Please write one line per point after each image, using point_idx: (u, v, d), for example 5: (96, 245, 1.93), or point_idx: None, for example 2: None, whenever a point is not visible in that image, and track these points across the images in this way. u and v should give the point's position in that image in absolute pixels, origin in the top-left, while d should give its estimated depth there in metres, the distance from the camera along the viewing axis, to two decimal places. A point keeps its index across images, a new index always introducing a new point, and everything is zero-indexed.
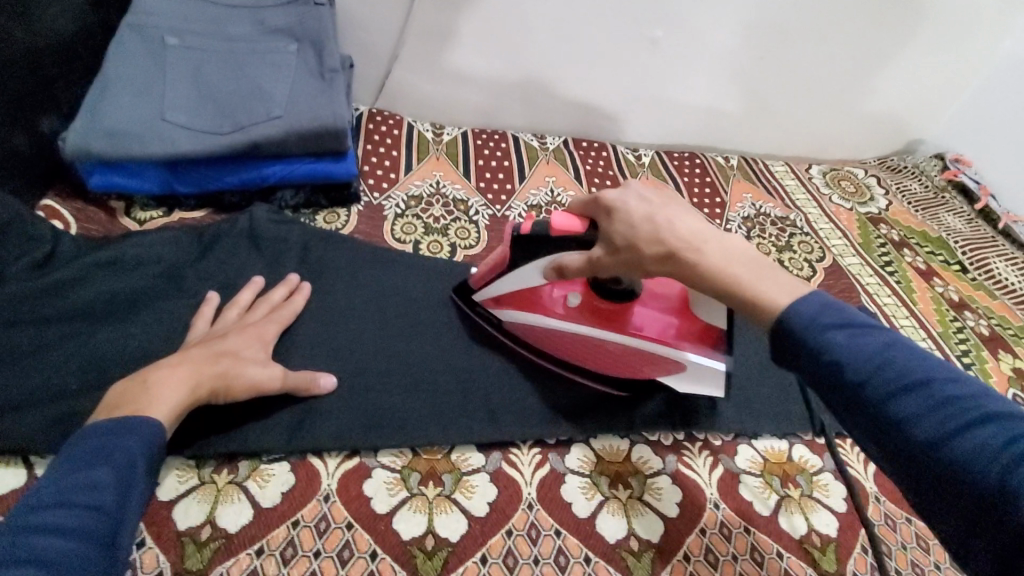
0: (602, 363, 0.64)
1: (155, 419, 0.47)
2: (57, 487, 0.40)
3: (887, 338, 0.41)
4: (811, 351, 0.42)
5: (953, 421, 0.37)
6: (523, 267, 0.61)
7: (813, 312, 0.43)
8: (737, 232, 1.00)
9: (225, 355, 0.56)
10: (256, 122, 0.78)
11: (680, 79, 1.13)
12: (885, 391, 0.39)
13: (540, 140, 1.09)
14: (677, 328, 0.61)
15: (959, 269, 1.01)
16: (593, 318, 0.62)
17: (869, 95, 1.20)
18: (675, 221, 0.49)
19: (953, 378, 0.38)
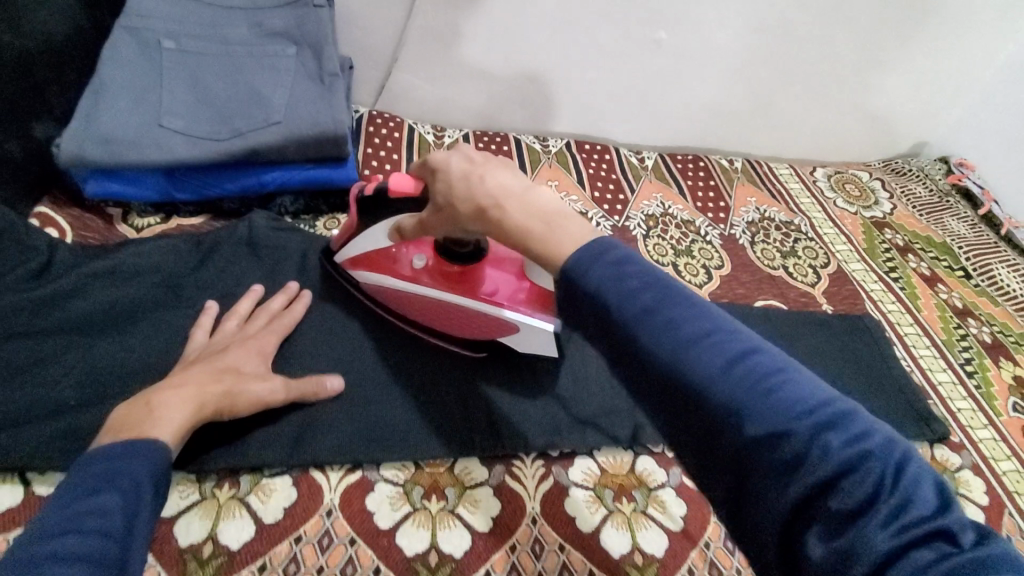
0: (451, 325, 0.65)
1: (160, 442, 0.46)
2: (63, 515, 0.38)
3: (652, 274, 0.36)
4: (592, 307, 0.36)
5: (715, 360, 0.33)
6: (369, 229, 0.62)
7: (587, 252, 0.37)
8: (741, 237, 0.99)
9: (228, 371, 0.55)
10: (255, 128, 0.78)
11: (684, 81, 1.12)
12: (650, 332, 0.34)
13: (543, 143, 1.08)
14: (522, 293, 0.62)
15: (962, 275, 1.01)
16: (437, 282, 0.63)
17: (876, 97, 1.20)
18: (482, 181, 0.42)
19: (713, 316, 0.35)
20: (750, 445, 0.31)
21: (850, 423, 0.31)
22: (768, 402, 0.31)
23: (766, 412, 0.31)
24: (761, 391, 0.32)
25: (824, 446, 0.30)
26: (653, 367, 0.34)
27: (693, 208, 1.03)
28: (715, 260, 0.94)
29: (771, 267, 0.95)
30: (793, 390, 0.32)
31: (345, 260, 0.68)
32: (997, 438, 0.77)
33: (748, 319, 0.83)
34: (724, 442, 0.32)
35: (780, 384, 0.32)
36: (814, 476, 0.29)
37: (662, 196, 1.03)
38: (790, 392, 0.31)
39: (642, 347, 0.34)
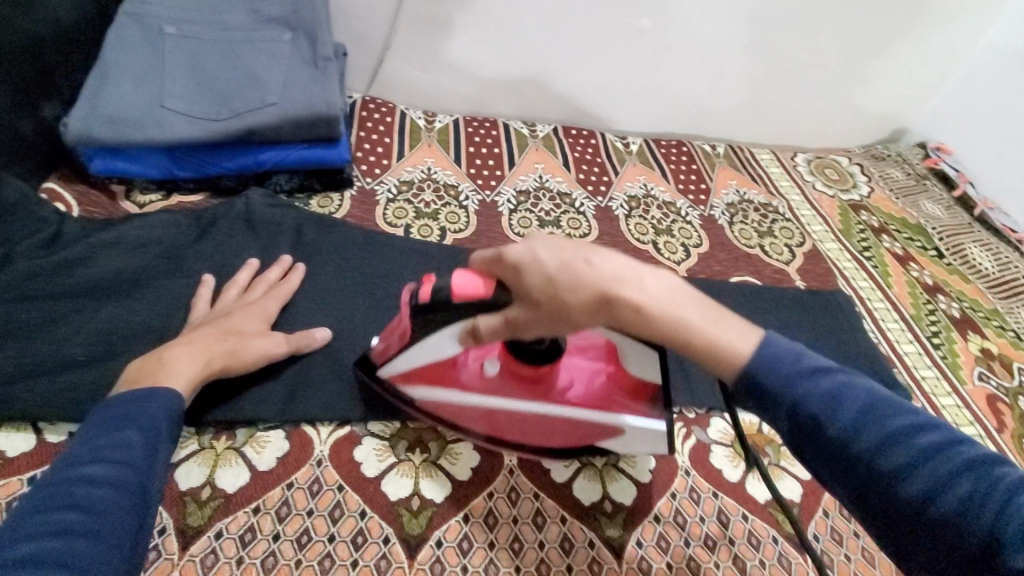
0: (535, 435, 0.59)
1: (173, 389, 0.51)
2: (92, 445, 0.44)
3: (862, 390, 0.42)
4: (789, 399, 0.42)
5: (936, 470, 0.37)
6: (431, 341, 0.54)
7: (784, 367, 0.43)
8: (721, 218, 1.03)
9: (231, 331, 0.60)
10: (252, 110, 0.81)
11: (668, 69, 1.15)
12: (868, 442, 0.40)
13: (531, 128, 1.12)
14: (617, 388, 0.57)
15: (935, 254, 1.04)
16: (520, 388, 0.57)
17: (856, 84, 1.23)
18: (588, 269, 0.43)
19: (933, 429, 0.39)
20: (965, 522, 0.36)
21: None
22: (976, 482, 0.36)
23: (976, 492, 0.36)
24: (967, 486, 0.36)
25: None
26: (859, 452, 0.40)
27: (674, 189, 1.06)
28: (694, 239, 0.98)
29: (748, 246, 0.98)
30: (999, 472, 0.36)
31: (395, 379, 0.58)
32: (960, 405, 0.81)
33: (722, 293, 0.87)
34: (941, 522, 0.36)
35: (983, 466, 0.37)
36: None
37: (645, 178, 1.07)
38: (995, 475, 0.36)
39: (844, 435, 0.40)
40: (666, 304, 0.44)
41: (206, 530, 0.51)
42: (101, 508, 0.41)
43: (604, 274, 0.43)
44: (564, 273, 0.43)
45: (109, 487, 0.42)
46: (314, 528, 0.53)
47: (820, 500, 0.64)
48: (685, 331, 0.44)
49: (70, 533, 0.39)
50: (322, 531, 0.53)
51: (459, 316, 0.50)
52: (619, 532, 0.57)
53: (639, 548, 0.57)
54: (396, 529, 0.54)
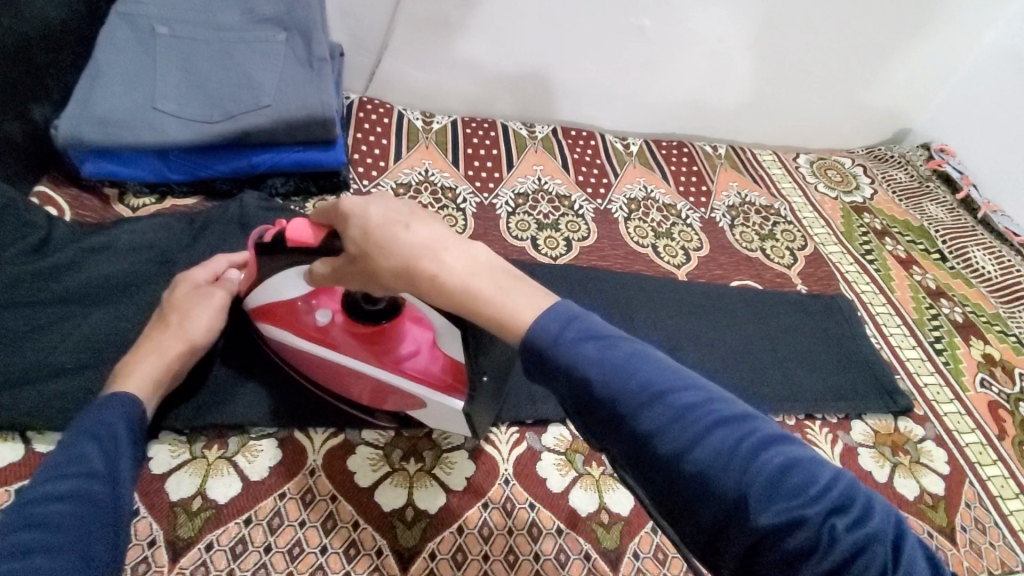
0: (354, 390, 0.58)
1: (126, 392, 0.51)
2: (55, 462, 0.44)
3: (630, 345, 0.38)
4: (560, 363, 0.38)
5: (693, 430, 0.35)
6: (279, 275, 0.57)
7: (558, 326, 0.38)
8: (722, 220, 1.02)
9: (171, 319, 0.57)
10: (246, 111, 0.80)
11: (669, 68, 1.14)
12: (633, 404, 0.36)
13: (529, 129, 1.11)
14: (427, 364, 0.55)
15: (938, 258, 1.03)
16: (345, 340, 0.57)
17: (861, 84, 1.21)
18: (399, 232, 0.42)
19: (692, 385, 0.37)
20: (714, 482, 0.34)
21: (794, 449, 0.35)
22: (727, 441, 0.34)
23: (727, 450, 0.34)
24: (722, 444, 0.34)
25: (813, 515, 0.32)
26: (621, 412, 0.36)
27: (675, 192, 1.05)
28: (694, 242, 0.97)
29: (748, 249, 0.97)
30: (747, 427, 0.35)
31: (251, 310, 0.61)
32: (962, 412, 0.80)
33: (722, 298, 0.86)
34: (693, 485, 0.34)
35: (733, 420, 0.35)
36: (783, 509, 0.33)
37: (646, 180, 1.06)
38: (741, 428, 0.35)
39: (608, 395, 0.36)
40: (465, 275, 0.41)
41: (197, 542, 0.51)
42: (69, 524, 0.41)
43: (406, 240, 0.42)
44: (371, 233, 0.43)
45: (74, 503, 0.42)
46: (306, 540, 0.52)
47: None
48: (475, 299, 0.41)
49: (34, 550, 0.39)
50: (315, 542, 0.52)
51: (294, 255, 0.53)
52: (616, 544, 0.57)
53: (636, 561, 0.56)
54: (390, 541, 0.53)
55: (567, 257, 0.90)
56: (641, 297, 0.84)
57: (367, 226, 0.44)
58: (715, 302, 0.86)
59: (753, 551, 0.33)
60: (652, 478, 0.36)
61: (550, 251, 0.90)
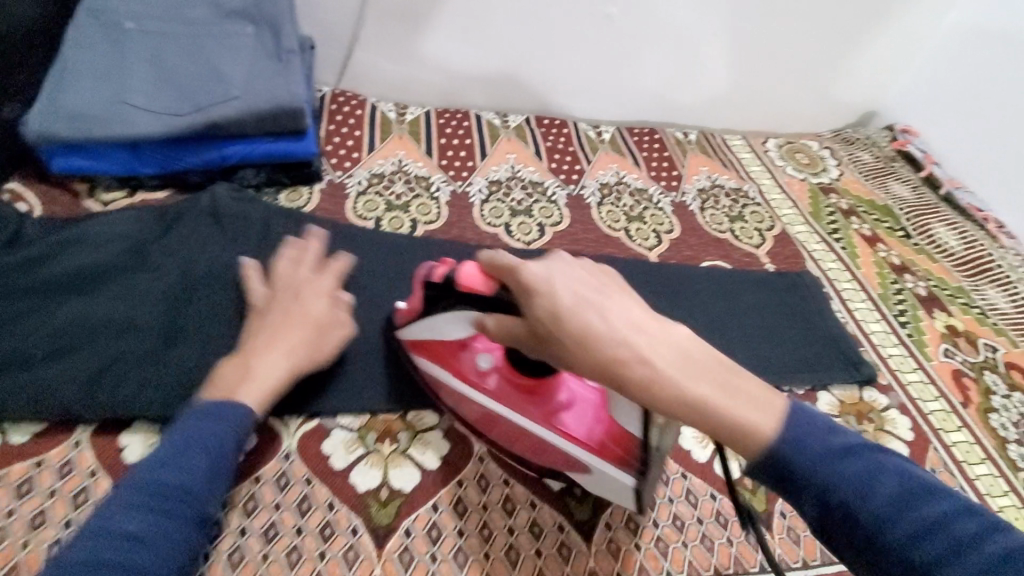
0: (511, 441, 0.59)
1: (244, 405, 0.54)
2: (165, 464, 0.48)
3: (888, 471, 0.43)
4: (819, 478, 0.43)
5: (971, 560, 0.38)
6: (438, 317, 0.58)
7: (813, 448, 0.45)
8: (693, 204, 1.03)
9: (310, 322, 0.62)
10: (216, 104, 0.80)
11: (639, 57, 1.16)
12: (902, 532, 0.40)
13: (502, 118, 1.11)
14: (594, 430, 0.56)
15: (902, 235, 1.06)
16: (507, 392, 0.58)
17: (828, 70, 1.24)
18: (595, 321, 0.44)
19: (960, 514, 0.40)
20: None
21: None
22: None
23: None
24: None
25: None
26: (890, 540, 0.40)
27: (647, 176, 1.07)
28: (666, 225, 0.98)
29: (719, 231, 0.99)
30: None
31: (408, 343, 0.63)
32: (925, 381, 0.81)
33: (693, 278, 0.88)
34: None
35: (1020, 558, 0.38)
36: None
37: (618, 166, 1.07)
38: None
39: (876, 522, 0.41)
40: (681, 378, 0.44)
41: None
42: (164, 524, 0.45)
43: (603, 331, 0.44)
44: (565, 320, 0.45)
45: (170, 502, 0.46)
46: (281, 522, 0.53)
47: None
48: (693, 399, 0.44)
49: (122, 556, 0.43)
50: (290, 524, 0.53)
51: (467, 304, 0.54)
52: (588, 515, 0.59)
53: (608, 531, 0.58)
54: (365, 520, 0.55)
55: (541, 242, 0.91)
56: None
57: (558, 311, 0.45)
58: (687, 283, 0.87)
59: None
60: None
61: (523, 237, 0.91)
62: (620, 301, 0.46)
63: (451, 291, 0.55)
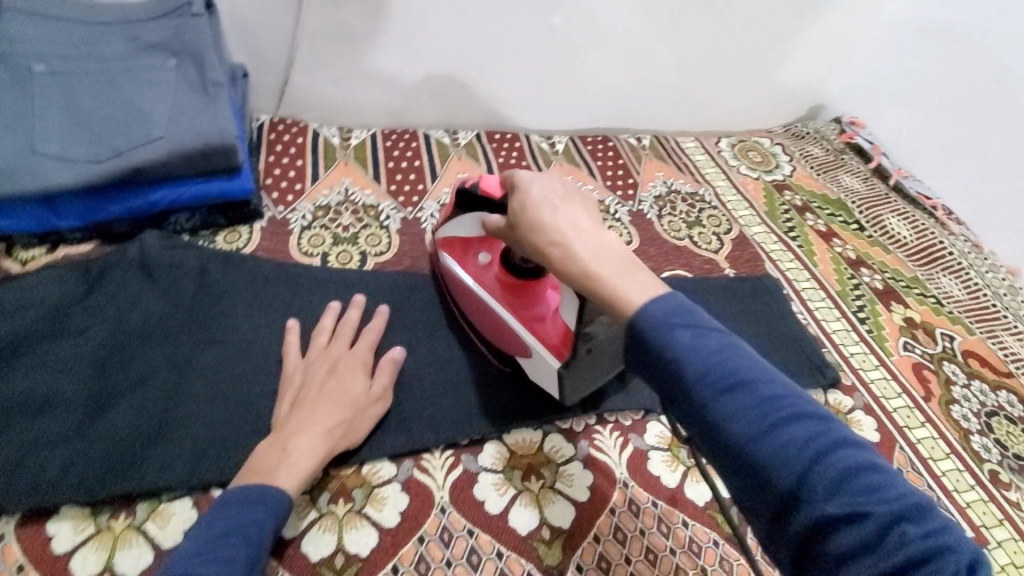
0: (481, 325, 0.71)
1: (282, 487, 0.53)
2: (202, 551, 0.47)
3: (726, 342, 0.43)
4: (660, 351, 0.43)
5: (769, 419, 0.40)
6: (458, 218, 0.72)
7: (663, 312, 0.44)
8: (649, 212, 1.03)
9: (345, 403, 0.60)
10: (138, 146, 0.75)
11: (587, 65, 1.14)
12: (715, 390, 0.42)
13: (452, 136, 1.08)
14: (544, 322, 0.65)
15: (856, 228, 1.07)
16: (491, 281, 0.69)
17: (774, 67, 1.25)
18: (546, 214, 0.53)
19: (775, 382, 0.42)
20: (781, 472, 0.39)
21: (879, 465, 0.39)
22: (799, 433, 0.39)
23: (803, 447, 0.39)
24: (798, 441, 0.39)
25: (896, 532, 0.36)
26: (700, 398, 0.42)
27: (602, 187, 1.06)
28: (624, 237, 0.97)
29: (677, 238, 0.99)
30: (823, 427, 0.40)
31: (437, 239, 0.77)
32: (887, 378, 0.82)
33: None
34: (757, 469, 0.40)
35: (813, 421, 0.40)
36: (848, 503, 0.37)
37: (572, 178, 1.06)
38: (819, 429, 0.40)
39: (694, 379, 0.42)
40: (590, 261, 0.49)
41: None
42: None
43: (549, 219, 0.52)
44: (526, 212, 0.54)
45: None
46: None
47: None
48: (598, 280, 0.48)
49: None
50: None
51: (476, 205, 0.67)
52: (558, 560, 0.57)
53: (580, 574, 0.56)
54: None
55: None
56: None
57: (526, 203, 0.55)
58: None
59: (810, 536, 0.38)
60: (715, 454, 0.42)
61: None
62: (576, 209, 0.54)
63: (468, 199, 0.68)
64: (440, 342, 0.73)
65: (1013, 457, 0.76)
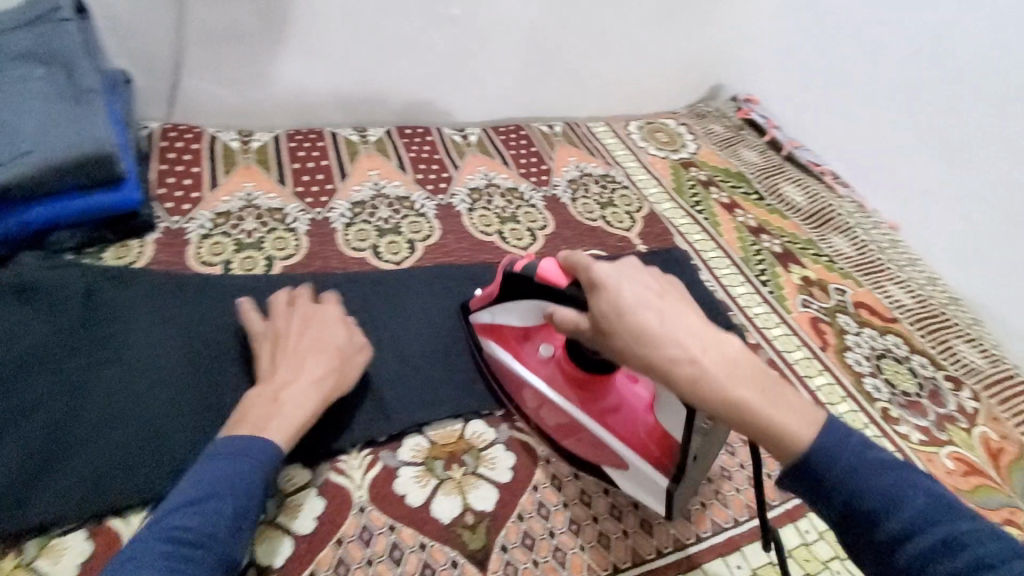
0: (556, 429, 0.65)
1: (269, 441, 0.54)
2: (190, 500, 0.49)
3: (924, 493, 0.46)
4: (858, 503, 0.46)
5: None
6: (512, 306, 0.67)
7: (855, 463, 0.47)
8: (564, 196, 1.05)
9: (331, 354, 0.62)
10: (7, 162, 0.69)
11: (491, 55, 1.15)
12: (923, 547, 0.44)
13: (361, 133, 1.06)
14: (635, 424, 0.62)
15: (756, 198, 1.13)
16: (561, 381, 0.65)
17: (675, 52, 1.31)
18: (656, 325, 0.51)
19: (982, 537, 0.44)
20: None
21: None
22: None
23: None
24: None
25: None
26: (907, 553, 0.44)
27: (516, 175, 1.07)
28: (539, 222, 0.99)
29: (591, 219, 1.01)
30: None
31: (480, 327, 0.71)
32: (788, 333, 0.87)
33: None
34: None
35: None
36: None
37: (486, 168, 1.06)
38: None
39: (897, 534, 0.45)
40: (725, 381, 0.49)
41: None
42: (190, 559, 0.46)
43: (662, 332, 0.50)
44: (625, 319, 0.51)
45: (197, 537, 0.47)
46: None
47: None
48: (746, 409, 0.49)
49: None
50: None
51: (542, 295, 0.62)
52: (482, 543, 0.58)
53: (505, 553, 0.57)
54: None
55: (412, 260, 0.86)
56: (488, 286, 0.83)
57: (621, 308, 0.52)
58: None
59: None
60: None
61: (393, 258, 0.86)
62: (679, 309, 0.53)
63: (530, 286, 0.63)
64: None
65: (901, 393, 0.81)
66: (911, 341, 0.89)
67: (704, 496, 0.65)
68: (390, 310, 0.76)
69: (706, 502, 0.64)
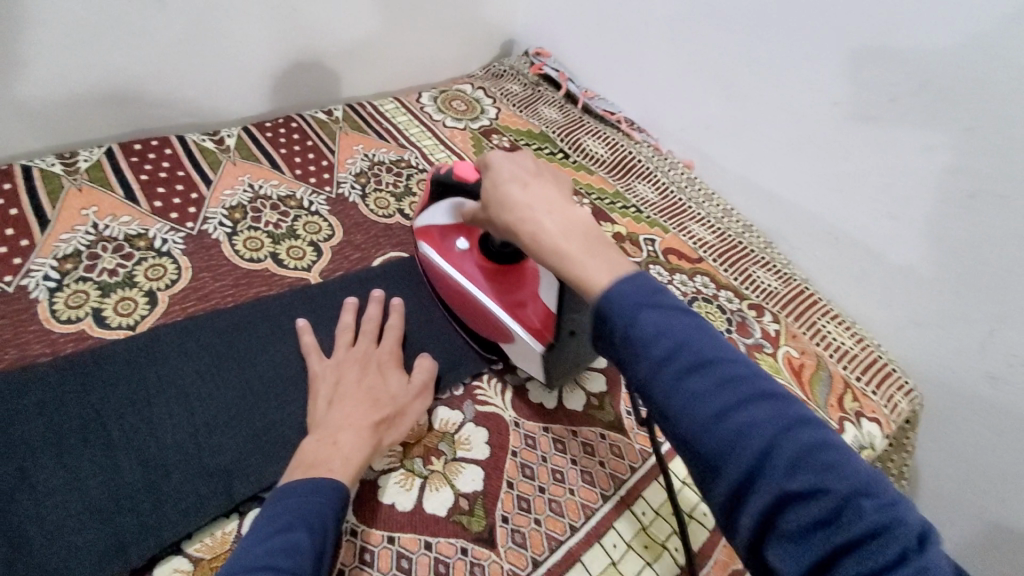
0: (465, 314, 0.70)
1: (341, 481, 0.52)
2: (266, 547, 0.46)
3: (695, 323, 0.43)
4: (627, 333, 0.42)
5: (726, 397, 0.40)
6: (439, 204, 0.71)
7: (638, 298, 0.43)
8: (351, 194, 0.90)
9: (384, 400, 0.60)
10: None
11: (232, 42, 0.93)
12: (679, 373, 0.41)
13: (67, 162, 0.81)
14: (526, 307, 0.65)
15: (561, 157, 1.09)
16: (473, 269, 0.69)
17: (461, 13, 1.20)
18: (515, 191, 0.52)
19: (735, 361, 0.41)
20: (733, 453, 0.39)
21: (836, 441, 0.39)
22: (756, 409, 0.39)
23: (753, 418, 0.39)
24: (754, 421, 0.39)
25: (861, 510, 0.35)
26: (662, 383, 0.41)
27: (291, 178, 0.89)
28: (324, 231, 0.83)
29: (386, 215, 0.88)
30: (784, 406, 0.39)
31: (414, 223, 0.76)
32: None
33: (366, 284, 0.76)
34: (709, 454, 0.40)
35: (772, 400, 0.40)
36: (803, 481, 0.37)
37: (251, 176, 0.87)
38: (782, 407, 0.39)
39: (655, 367, 0.41)
40: (561, 238, 0.48)
41: None
42: None
43: (520, 197, 0.51)
44: (496, 188, 0.53)
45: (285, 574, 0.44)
46: None
47: (503, 474, 0.62)
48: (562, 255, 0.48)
49: None
50: None
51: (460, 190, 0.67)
52: None
53: None
54: None
55: (153, 318, 0.68)
56: (262, 329, 0.68)
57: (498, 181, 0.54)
58: (361, 292, 0.74)
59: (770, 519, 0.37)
60: (694, 469, 0.42)
61: (125, 320, 0.67)
62: (550, 187, 0.52)
63: (451, 185, 0.68)
64: (79, 457, 0.55)
65: None
66: (716, 278, 0.92)
67: (537, 513, 0.60)
68: (128, 398, 0.59)
69: (540, 519, 0.59)
